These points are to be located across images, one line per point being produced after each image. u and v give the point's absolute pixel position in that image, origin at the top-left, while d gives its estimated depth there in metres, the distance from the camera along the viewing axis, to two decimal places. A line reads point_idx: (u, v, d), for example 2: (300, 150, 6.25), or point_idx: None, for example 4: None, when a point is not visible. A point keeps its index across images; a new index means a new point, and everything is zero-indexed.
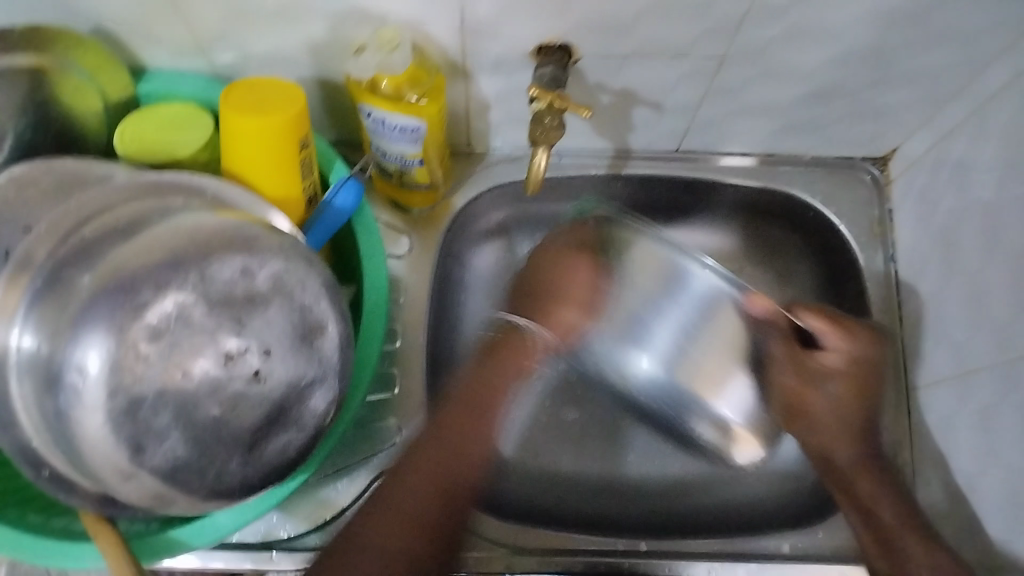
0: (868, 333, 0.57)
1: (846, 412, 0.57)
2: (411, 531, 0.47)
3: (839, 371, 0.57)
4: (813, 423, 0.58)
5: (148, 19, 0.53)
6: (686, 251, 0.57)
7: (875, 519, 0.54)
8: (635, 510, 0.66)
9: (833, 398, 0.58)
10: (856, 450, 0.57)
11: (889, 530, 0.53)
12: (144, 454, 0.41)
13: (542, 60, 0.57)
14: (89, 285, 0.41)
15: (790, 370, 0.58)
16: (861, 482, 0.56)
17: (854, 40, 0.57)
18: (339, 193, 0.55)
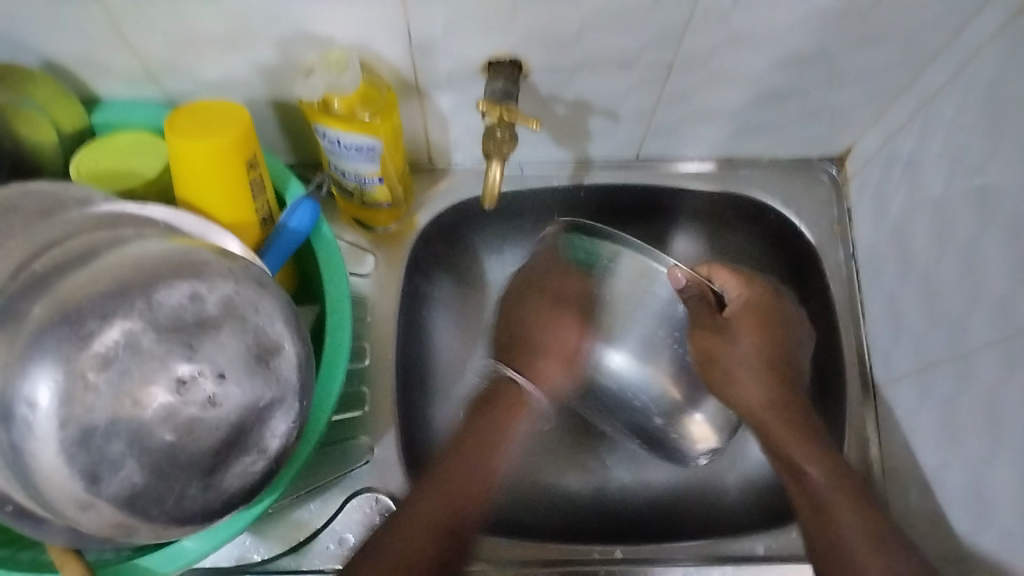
0: (763, 284, 0.61)
1: (762, 359, 0.58)
2: (426, 540, 0.50)
3: (740, 319, 0.59)
4: (727, 372, 0.59)
5: (99, 52, 0.55)
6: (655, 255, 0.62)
7: (808, 481, 0.54)
8: (616, 519, 0.65)
9: (747, 346, 0.58)
10: (764, 398, 0.57)
11: (824, 492, 0.53)
12: (101, 483, 0.39)
13: (492, 74, 0.58)
14: (38, 316, 0.40)
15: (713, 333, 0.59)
16: (785, 440, 0.56)
17: (797, 44, 0.59)
18: (293, 215, 0.56)
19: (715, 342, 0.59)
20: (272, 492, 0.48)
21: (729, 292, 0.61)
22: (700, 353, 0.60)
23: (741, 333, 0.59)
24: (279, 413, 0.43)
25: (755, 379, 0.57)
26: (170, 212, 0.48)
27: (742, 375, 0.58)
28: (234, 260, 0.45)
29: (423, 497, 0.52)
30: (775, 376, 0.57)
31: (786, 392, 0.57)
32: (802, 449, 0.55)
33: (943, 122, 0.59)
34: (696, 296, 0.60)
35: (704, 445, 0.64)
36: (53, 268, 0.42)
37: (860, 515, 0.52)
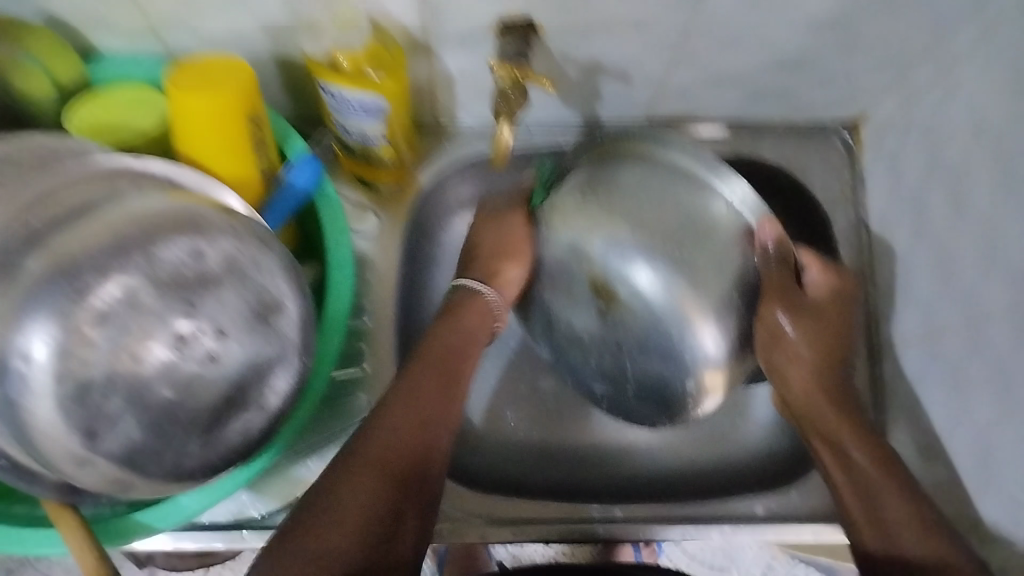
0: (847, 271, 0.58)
1: (822, 339, 0.54)
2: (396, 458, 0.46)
3: (825, 304, 0.56)
4: (796, 354, 0.53)
5: (97, 3, 0.54)
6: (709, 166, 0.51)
7: (852, 463, 0.50)
8: (615, 479, 0.65)
9: (817, 324, 0.54)
10: (815, 376, 0.54)
11: (873, 474, 0.49)
12: (98, 439, 0.39)
13: (505, 34, 0.56)
14: (37, 269, 0.39)
15: (783, 304, 0.52)
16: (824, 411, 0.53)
17: (816, 6, 0.57)
18: (295, 171, 0.55)
19: (791, 327, 0.52)
20: (270, 449, 0.47)
21: (815, 276, 0.56)
22: (773, 325, 0.52)
23: (822, 316, 0.55)
24: (279, 369, 0.43)
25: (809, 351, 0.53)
26: (170, 166, 0.48)
27: (797, 358, 0.53)
28: (236, 216, 0.45)
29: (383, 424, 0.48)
30: (828, 365, 0.54)
31: (838, 375, 0.54)
32: (852, 430, 0.51)
33: (965, 89, 0.58)
34: (781, 258, 0.52)
35: (707, 404, 0.53)
36: (51, 221, 0.41)
37: (908, 498, 0.47)
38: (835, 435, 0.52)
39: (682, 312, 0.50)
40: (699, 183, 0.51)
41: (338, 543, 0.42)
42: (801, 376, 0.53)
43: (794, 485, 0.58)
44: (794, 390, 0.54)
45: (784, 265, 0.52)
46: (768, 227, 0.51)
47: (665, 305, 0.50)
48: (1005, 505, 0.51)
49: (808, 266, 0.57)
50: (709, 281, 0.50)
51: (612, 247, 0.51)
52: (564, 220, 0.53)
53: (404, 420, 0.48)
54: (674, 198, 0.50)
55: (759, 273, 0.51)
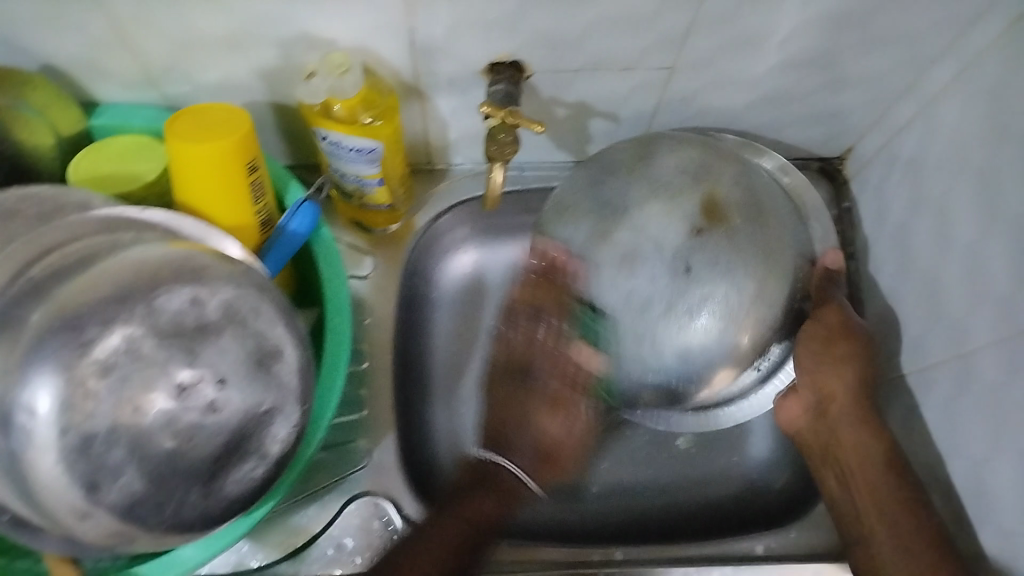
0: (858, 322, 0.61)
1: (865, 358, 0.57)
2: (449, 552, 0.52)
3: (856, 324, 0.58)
4: (841, 355, 0.57)
5: (96, 54, 0.54)
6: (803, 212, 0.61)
7: (872, 465, 0.56)
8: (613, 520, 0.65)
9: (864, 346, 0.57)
10: (852, 388, 0.57)
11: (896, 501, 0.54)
12: (100, 491, 0.39)
13: (494, 77, 0.58)
14: (38, 322, 0.39)
15: (834, 313, 0.57)
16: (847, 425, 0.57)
17: (798, 46, 0.58)
18: (294, 218, 0.56)
19: (847, 342, 0.57)
20: (271, 497, 0.47)
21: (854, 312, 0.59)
22: (828, 323, 0.57)
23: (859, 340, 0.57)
24: (279, 418, 0.43)
25: (854, 371, 0.57)
26: (169, 216, 0.48)
27: (842, 367, 0.57)
28: (233, 264, 0.45)
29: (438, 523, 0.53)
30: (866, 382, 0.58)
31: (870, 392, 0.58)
32: (867, 433, 0.57)
33: (944, 126, 0.59)
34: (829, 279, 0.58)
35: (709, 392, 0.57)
36: (52, 274, 0.41)
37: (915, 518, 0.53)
38: (858, 446, 0.56)
39: (743, 311, 0.53)
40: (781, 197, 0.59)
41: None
42: (839, 384, 0.57)
43: (791, 526, 0.59)
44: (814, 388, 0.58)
45: (831, 287, 0.58)
46: (831, 257, 0.59)
47: (734, 302, 0.53)
48: (1003, 540, 0.51)
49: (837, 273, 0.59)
50: (779, 265, 0.54)
51: (734, 186, 0.55)
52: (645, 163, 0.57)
53: (456, 511, 0.54)
54: (776, 203, 0.57)
55: (811, 284, 0.57)
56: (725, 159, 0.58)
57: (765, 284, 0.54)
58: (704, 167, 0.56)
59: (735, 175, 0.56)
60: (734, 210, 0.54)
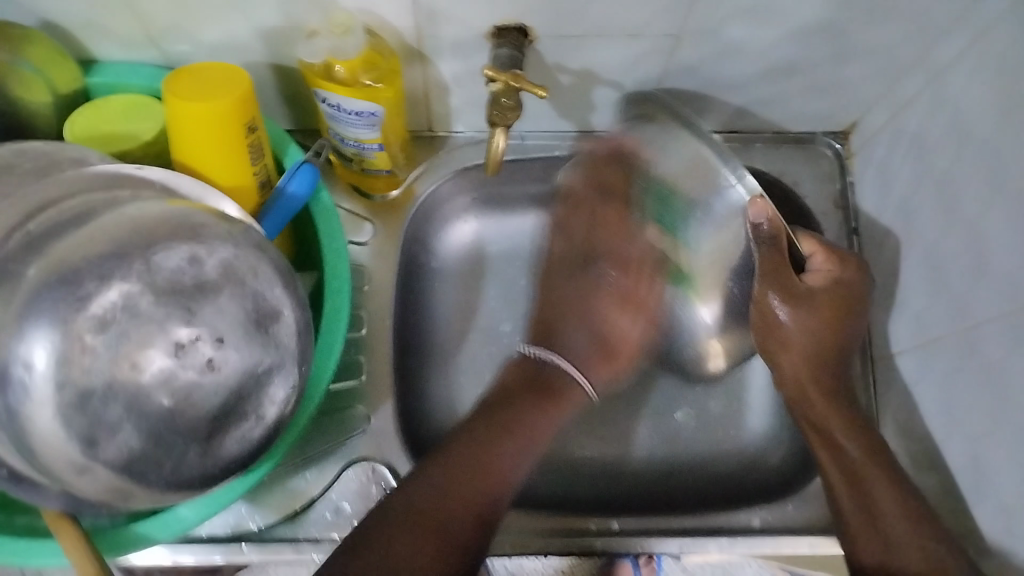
0: (856, 265, 0.57)
1: (821, 333, 0.55)
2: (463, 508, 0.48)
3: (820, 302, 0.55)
4: (786, 340, 0.55)
5: (93, 11, 0.54)
6: (720, 167, 0.53)
7: (844, 456, 0.54)
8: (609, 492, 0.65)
9: (813, 318, 0.55)
10: (807, 364, 0.56)
11: (865, 474, 0.53)
12: (98, 447, 0.38)
13: (498, 42, 0.57)
14: (34, 277, 0.39)
15: (778, 290, 0.53)
16: (818, 404, 0.56)
17: (805, 17, 0.58)
18: (293, 180, 0.55)
19: (791, 324, 0.54)
20: (268, 460, 0.47)
21: (817, 267, 0.57)
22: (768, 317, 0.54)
23: (817, 303, 0.55)
24: (278, 378, 0.43)
25: (804, 355, 0.55)
26: (167, 174, 0.48)
27: (792, 350, 0.55)
28: (232, 223, 0.45)
29: (457, 456, 0.50)
30: (824, 357, 0.56)
31: (842, 364, 0.57)
32: (836, 422, 0.55)
33: (951, 98, 0.59)
34: (771, 242, 0.52)
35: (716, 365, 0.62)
36: (48, 230, 0.41)
37: (897, 496, 0.53)
38: (826, 428, 0.55)
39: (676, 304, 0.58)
40: (712, 169, 0.53)
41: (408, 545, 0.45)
42: (792, 361, 0.56)
43: (790, 500, 0.59)
44: (786, 376, 0.57)
45: (773, 250, 0.52)
46: (757, 210, 0.51)
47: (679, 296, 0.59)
48: (1002, 514, 0.51)
49: (813, 256, 0.57)
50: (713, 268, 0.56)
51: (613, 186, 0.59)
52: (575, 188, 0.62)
53: (482, 453, 0.50)
54: (685, 182, 0.54)
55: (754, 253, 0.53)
56: (632, 160, 0.56)
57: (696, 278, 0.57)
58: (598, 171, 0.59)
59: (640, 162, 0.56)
60: (622, 216, 0.59)
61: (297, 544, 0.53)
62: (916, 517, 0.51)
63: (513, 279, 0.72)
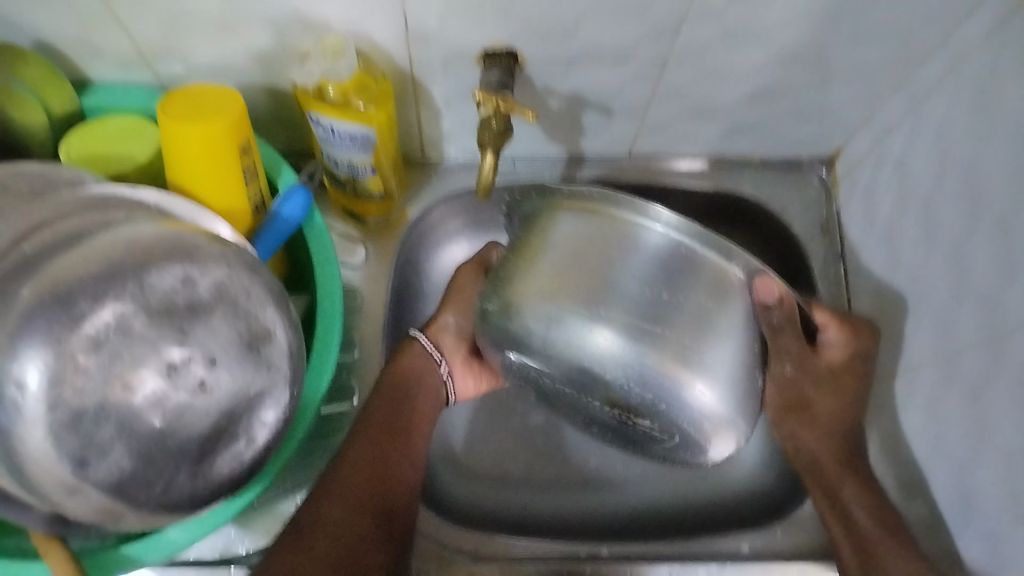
0: (868, 330, 0.56)
1: (843, 409, 0.56)
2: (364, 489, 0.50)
3: (840, 373, 0.56)
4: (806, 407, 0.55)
5: (89, 33, 0.54)
6: (639, 210, 0.45)
7: (853, 522, 0.53)
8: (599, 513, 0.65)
9: (831, 401, 0.56)
10: (825, 438, 0.56)
11: (876, 538, 0.52)
12: (88, 468, 0.38)
13: (489, 64, 0.57)
14: (28, 298, 0.38)
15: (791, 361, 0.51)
16: (834, 473, 0.56)
17: (791, 42, 0.59)
18: (285, 203, 0.55)
19: (818, 397, 0.55)
20: (258, 483, 0.47)
21: (835, 339, 0.56)
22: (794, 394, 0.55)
23: (840, 382, 0.56)
24: (269, 402, 0.43)
25: (825, 434, 0.56)
26: (163, 197, 0.48)
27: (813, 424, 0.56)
28: (225, 244, 0.45)
29: (362, 447, 0.52)
30: (842, 431, 0.57)
31: (857, 438, 0.57)
32: (856, 493, 0.55)
33: (933, 124, 0.60)
34: (781, 320, 0.47)
35: (724, 448, 0.47)
36: (42, 249, 0.41)
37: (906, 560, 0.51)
38: (841, 498, 0.55)
39: (660, 375, 0.44)
40: (633, 227, 0.45)
41: (336, 522, 0.48)
42: (811, 437, 0.56)
43: (778, 526, 0.58)
44: (803, 444, 0.57)
45: (783, 328, 0.48)
46: (765, 287, 0.45)
47: (653, 372, 0.44)
48: (986, 537, 0.52)
49: (825, 327, 0.56)
50: (711, 339, 0.45)
51: (568, 288, 0.45)
52: (521, 296, 0.47)
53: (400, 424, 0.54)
54: (619, 256, 0.45)
55: (757, 329, 0.47)
56: (556, 254, 0.46)
57: (694, 352, 0.44)
58: (549, 268, 0.46)
59: (575, 249, 0.46)
60: (585, 308, 0.44)
61: None
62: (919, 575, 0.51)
63: None
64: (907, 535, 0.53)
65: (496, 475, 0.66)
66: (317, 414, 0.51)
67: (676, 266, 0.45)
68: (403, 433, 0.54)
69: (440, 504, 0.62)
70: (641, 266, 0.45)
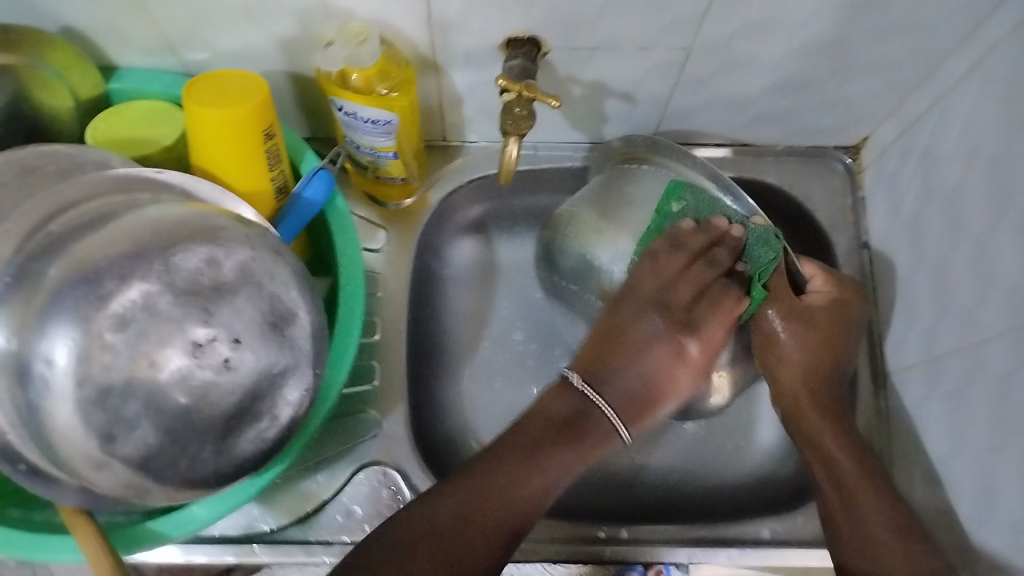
0: (849, 286, 0.59)
1: (819, 355, 0.57)
2: (488, 529, 0.47)
3: (816, 310, 0.58)
4: (782, 354, 0.57)
5: (116, 20, 0.55)
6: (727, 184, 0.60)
7: (836, 468, 0.54)
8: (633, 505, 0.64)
9: (815, 337, 0.57)
10: (800, 377, 0.57)
11: (854, 482, 0.53)
12: (115, 443, 0.39)
13: (511, 53, 0.58)
14: (57, 276, 0.40)
15: (780, 306, 0.57)
16: (806, 414, 0.57)
17: (817, 31, 0.58)
18: (309, 186, 0.56)
19: (794, 328, 0.57)
20: (281, 460, 0.48)
21: (814, 286, 0.59)
22: (765, 330, 0.57)
23: (813, 322, 0.57)
24: (292, 379, 0.43)
25: (807, 365, 0.57)
26: (188, 179, 0.48)
27: (798, 353, 0.57)
28: (250, 226, 0.45)
29: (484, 479, 0.48)
30: (817, 370, 0.57)
31: (835, 391, 0.57)
32: (834, 441, 0.55)
33: (962, 113, 0.59)
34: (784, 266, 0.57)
35: (720, 397, 0.61)
36: (71, 229, 0.41)
37: (887, 505, 0.52)
38: (813, 435, 0.56)
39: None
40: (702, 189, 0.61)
41: (479, 547, 0.46)
42: (788, 375, 0.57)
43: (799, 511, 0.59)
44: (782, 387, 0.58)
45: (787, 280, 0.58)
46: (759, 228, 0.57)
47: None
48: (1006, 526, 0.51)
49: (813, 278, 0.60)
50: None
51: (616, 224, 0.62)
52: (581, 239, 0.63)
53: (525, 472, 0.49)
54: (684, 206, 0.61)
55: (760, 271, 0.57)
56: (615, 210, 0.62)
57: None
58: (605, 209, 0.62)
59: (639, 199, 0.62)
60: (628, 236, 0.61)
61: (309, 548, 0.54)
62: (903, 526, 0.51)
63: (523, 289, 0.73)
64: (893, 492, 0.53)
65: None
66: (340, 392, 0.51)
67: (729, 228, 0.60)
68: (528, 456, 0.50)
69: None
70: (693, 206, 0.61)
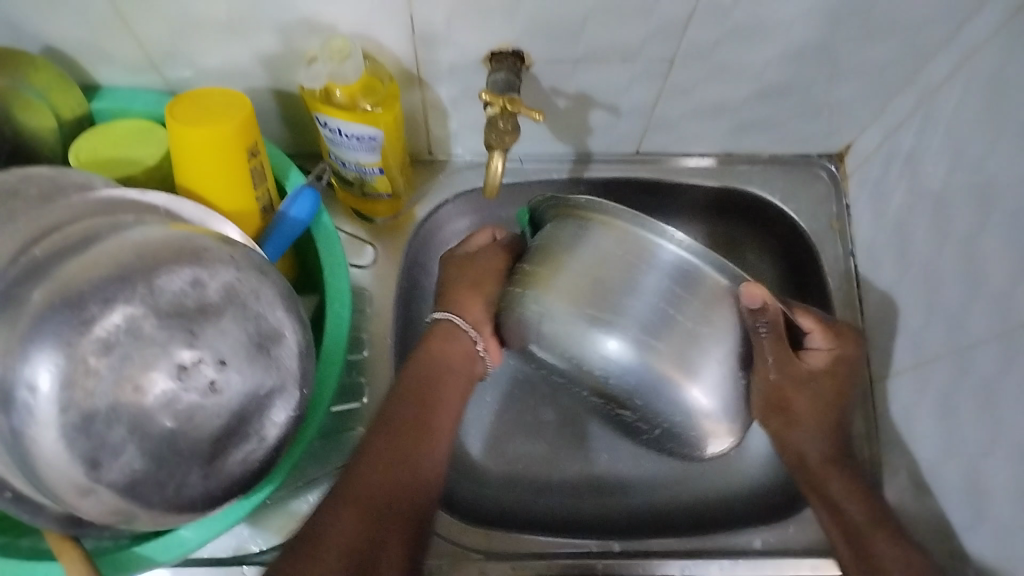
0: (849, 333, 0.58)
1: (829, 414, 0.56)
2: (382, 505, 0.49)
3: (824, 374, 0.57)
4: (790, 418, 0.55)
5: (97, 39, 0.55)
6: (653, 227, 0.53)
7: (847, 515, 0.54)
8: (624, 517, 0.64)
9: (816, 396, 0.56)
10: (821, 440, 0.56)
11: (864, 525, 0.53)
12: (101, 469, 0.38)
13: (495, 66, 0.57)
14: (39, 301, 0.39)
15: (775, 367, 0.53)
16: (830, 478, 0.55)
17: (798, 40, 0.59)
18: (293, 205, 0.55)
19: (799, 397, 0.55)
20: (270, 482, 0.47)
21: (818, 342, 0.58)
22: (775, 398, 0.54)
23: (818, 388, 0.56)
24: (279, 401, 0.43)
25: (824, 437, 0.56)
26: (172, 200, 0.48)
27: (809, 421, 0.56)
28: (235, 246, 0.45)
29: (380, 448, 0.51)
30: (831, 426, 0.57)
31: (842, 439, 0.57)
32: (844, 487, 0.55)
33: (944, 120, 0.59)
34: (771, 325, 0.52)
35: (720, 445, 0.56)
36: (54, 253, 0.41)
37: (897, 545, 0.52)
38: (831, 493, 0.55)
39: (666, 375, 0.52)
40: (645, 241, 0.53)
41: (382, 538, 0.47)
42: (809, 441, 0.56)
43: (790, 519, 0.59)
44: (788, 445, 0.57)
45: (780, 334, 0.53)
46: (752, 292, 0.51)
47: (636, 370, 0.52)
48: (1000, 534, 0.51)
49: (811, 332, 0.58)
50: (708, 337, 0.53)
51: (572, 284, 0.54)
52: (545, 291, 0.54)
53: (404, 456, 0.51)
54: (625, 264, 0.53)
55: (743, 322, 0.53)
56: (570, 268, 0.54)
57: (681, 355, 0.52)
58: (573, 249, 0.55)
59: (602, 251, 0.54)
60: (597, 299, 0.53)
61: None
62: (917, 567, 0.51)
63: None
64: (891, 520, 0.54)
65: (528, 485, 0.66)
66: (329, 410, 0.51)
67: (687, 280, 0.53)
68: (420, 430, 0.54)
69: (466, 511, 0.62)
70: (657, 285, 0.53)
